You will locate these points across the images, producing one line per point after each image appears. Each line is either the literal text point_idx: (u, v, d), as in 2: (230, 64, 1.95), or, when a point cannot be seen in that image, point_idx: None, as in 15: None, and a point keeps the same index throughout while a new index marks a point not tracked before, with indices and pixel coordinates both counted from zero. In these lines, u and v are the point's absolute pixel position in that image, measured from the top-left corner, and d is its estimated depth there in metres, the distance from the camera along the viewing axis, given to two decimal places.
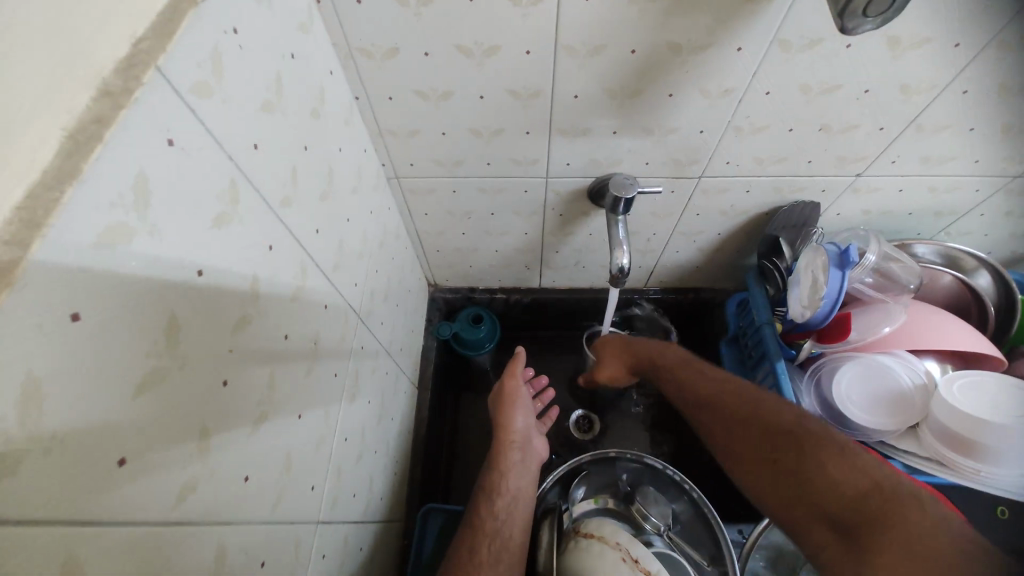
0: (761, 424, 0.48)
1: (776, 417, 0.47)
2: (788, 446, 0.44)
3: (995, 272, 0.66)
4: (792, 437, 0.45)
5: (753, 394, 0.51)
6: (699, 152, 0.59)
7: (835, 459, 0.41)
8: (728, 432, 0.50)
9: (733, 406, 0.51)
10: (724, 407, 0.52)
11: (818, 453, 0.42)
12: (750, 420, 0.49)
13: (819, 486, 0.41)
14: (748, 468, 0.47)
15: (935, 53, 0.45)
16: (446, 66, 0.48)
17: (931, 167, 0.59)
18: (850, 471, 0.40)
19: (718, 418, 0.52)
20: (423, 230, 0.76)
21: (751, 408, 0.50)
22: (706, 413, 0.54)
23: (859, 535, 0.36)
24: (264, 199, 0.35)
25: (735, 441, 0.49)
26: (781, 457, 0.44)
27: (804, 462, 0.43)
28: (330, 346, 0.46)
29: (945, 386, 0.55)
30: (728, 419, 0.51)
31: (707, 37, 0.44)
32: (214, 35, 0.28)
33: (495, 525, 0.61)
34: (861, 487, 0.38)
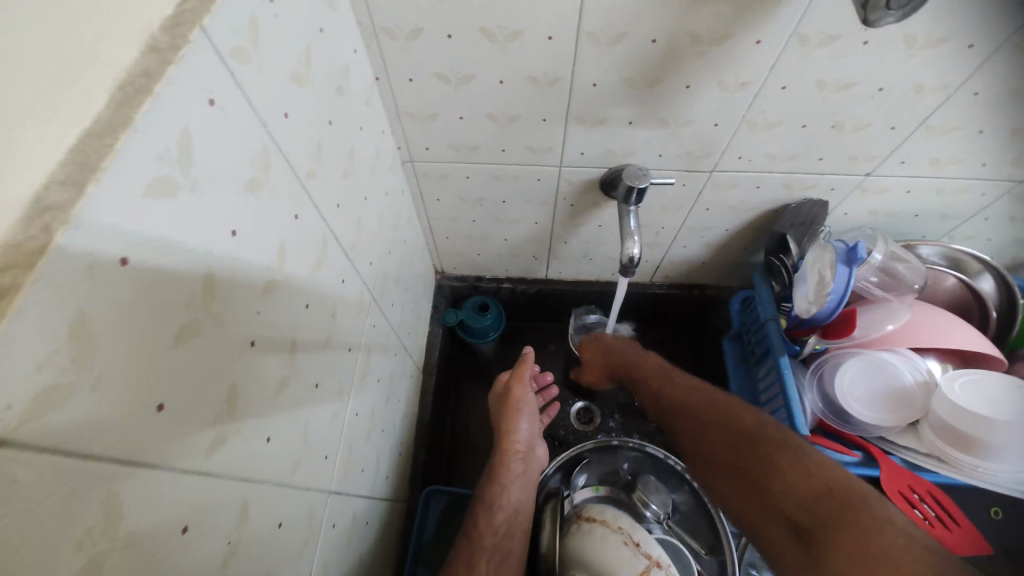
0: (732, 433, 0.53)
1: (745, 427, 0.53)
2: (752, 453, 0.50)
3: (998, 276, 0.67)
4: (756, 445, 0.50)
5: (726, 405, 0.56)
6: (713, 146, 0.59)
7: (792, 464, 0.46)
8: (705, 442, 0.56)
9: (709, 418, 0.57)
10: (701, 420, 0.57)
11: (779, 458, 0.48)
12: (722, 429, 0.54)
13: (778, 489, 0.46)
14: (722, 473, 0.53)
15: (951, 52, 0.46)
16: (468, 49, 0.49)
17: (940, 169, 0.60)
18: (805, 474, 0.45)
19: (696, 429, 0.58)
20: (434, 216, 0.76)
21: (723, 421, 0.55)
22: (685, 423, 0.59)
23: (809, 534, 0.42)
24: (293, 169, 0.35)
25: (710, 449, 0.55)
26: (748, 464, 0.50)
27: (766, 468, 0.48)
28: (346, 321, 0.46)
29: (947, 383, 0.56)
30: (704, 430, 0.56)
31: (727, 29, 0.45)
32: (253, 3, 0.29)
33: (495, 541, 0.62)
34: (814, 489, 0.44)
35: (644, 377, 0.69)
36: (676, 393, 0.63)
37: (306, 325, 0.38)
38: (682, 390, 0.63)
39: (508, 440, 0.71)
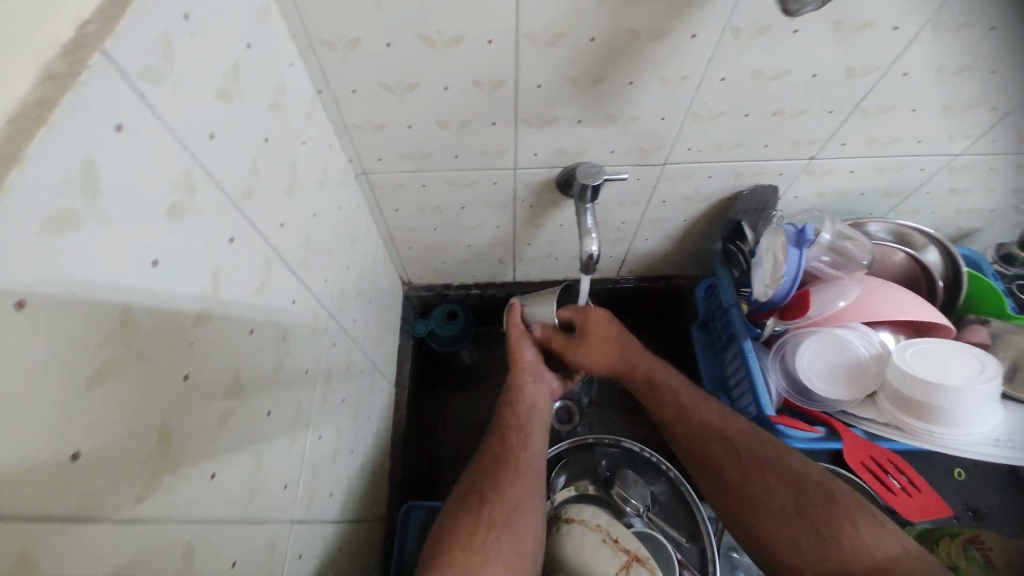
0: (790, 479, 0.52)
1: (806, 475, 0.53)
2: (820, 506, 0.50)
3: (943, 247, 0.69)
4: (824, 499, 0.50)
5: (777, 446, 0.56)
6: (662, 140, 0.60)
7: (868, 525, 0.47)
8: (756, 485, 0.54)
9: (756, 456, 0.55)
10: (752, 461, 0.55)
11: (855, 517, 0.48)
12: (780, 472, 0.53)
13: (849, 545, 0.47)
14: (771, 519, 0.51)
15: (878, 37, 0.47)
16: (410, 56, 0.48)
17: (879, 148, 0.62)
18: (879, 533, 0.47)
19: (744, 464, 0.55)
20: (394, 226, 0.75)
21: (779, 463, 0.54)
22: (730, 457, 0.56)
23: None
24: (225, 192, 0.34)
25: (764, 492, 0.53)
26: (813, 516, 0.49)
27: (838, 522, 0.48)
28: (301, 341, 0.45)
29: (899, 352, 0.58)
30: (759, 469, 0.54)
31: (663, 24, 0.45)
32: (164, 21, 0.28)
33: (519, 432, 0.63)
34: (893, 550, 0.45)
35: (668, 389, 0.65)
36: (719, 423, 0.60)
37: (251, 352, 0.36)
38: (720, 418, 0.60)
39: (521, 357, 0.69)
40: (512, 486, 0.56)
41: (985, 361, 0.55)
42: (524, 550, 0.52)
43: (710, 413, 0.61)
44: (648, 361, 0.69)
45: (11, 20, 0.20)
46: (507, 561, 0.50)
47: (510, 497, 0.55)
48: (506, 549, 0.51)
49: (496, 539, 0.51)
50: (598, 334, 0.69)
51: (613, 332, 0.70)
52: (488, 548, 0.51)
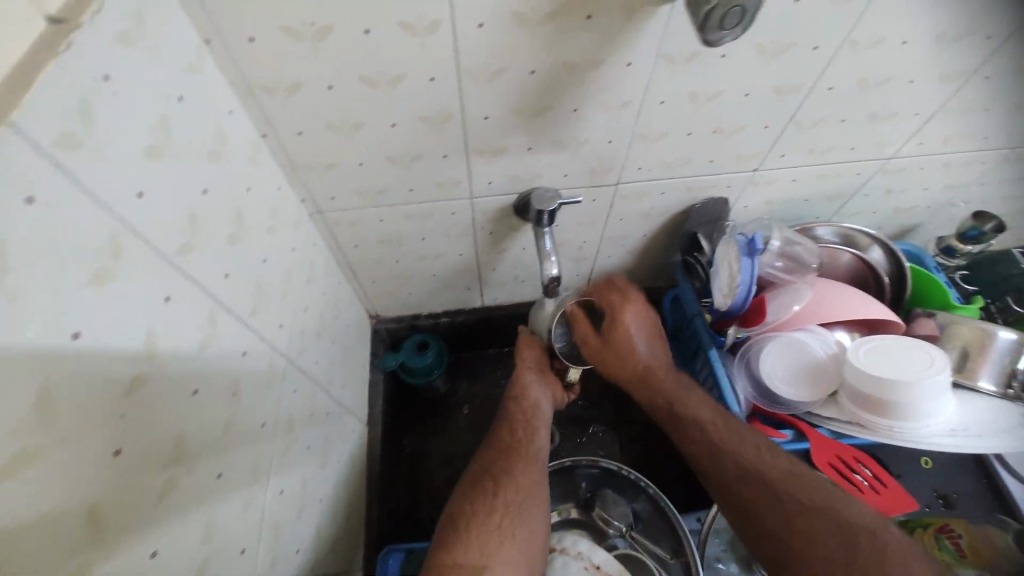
0: (823, 510, 0.50)
1: (853, 520, 0.49)
2: (870, 554, 0.46)
3: (885, 246, 0.72)
4: (875, 547, 0.46)
5: (816, 487, 0.52)
6: (611, 161, 0.62)
7: (907, 556, 0.45)
8: (797, 531, 0.50)
9: (786, 483, 0.53)
10: (793, 507, 0.51)
11: (891, 549, 0.46)
12: (823, 518, 0.50)
13: None
14: (816, 567, 0.48)
15: (800, 57, 0.50)
16: (353, 97, 0.48)
17: (816, 157, 0.65)
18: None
19: (777, 490, 0.52)
20: (355, 262, 0.74)
21: (822, 509, 0.50)
22: (764, 498, 0.53)
23: None
24: (158, 251, 0.33)
25: (806, 538, 0.49)
26: (862, 564, 0.46)
27: (878, 557, 0.46)
28: (255, 393, 0.44)
29: (854, 351, 0.59)
30: (801, 515, 0.51)
31: (599, 54, 0.47)
32: (81, 84, 0.27)
33: (527, 427, 0.65)
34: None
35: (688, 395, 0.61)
36: (752, 462, 0.55)
37: (193, 416, 0.35)
38: (754, 453, 0.56)
39: (528, 357, 0.70)
40: (523, 478, 0.59)
41: (933, 352, 0.57)
42: (533, 544, 0.55)
43: (743, 450, 0.56)
44: (668, 382, 0.63)
45: (11, 20, 0.22)
46: (518, 549, 0.53)
47: (520, 486, 0.58)
48: (517, 539, 0.53)
49: (510, 529, 0.54)
50: (629, 339, 0.62)
51: (646, 333, 0.64)
52: (500, 533, 0.54)
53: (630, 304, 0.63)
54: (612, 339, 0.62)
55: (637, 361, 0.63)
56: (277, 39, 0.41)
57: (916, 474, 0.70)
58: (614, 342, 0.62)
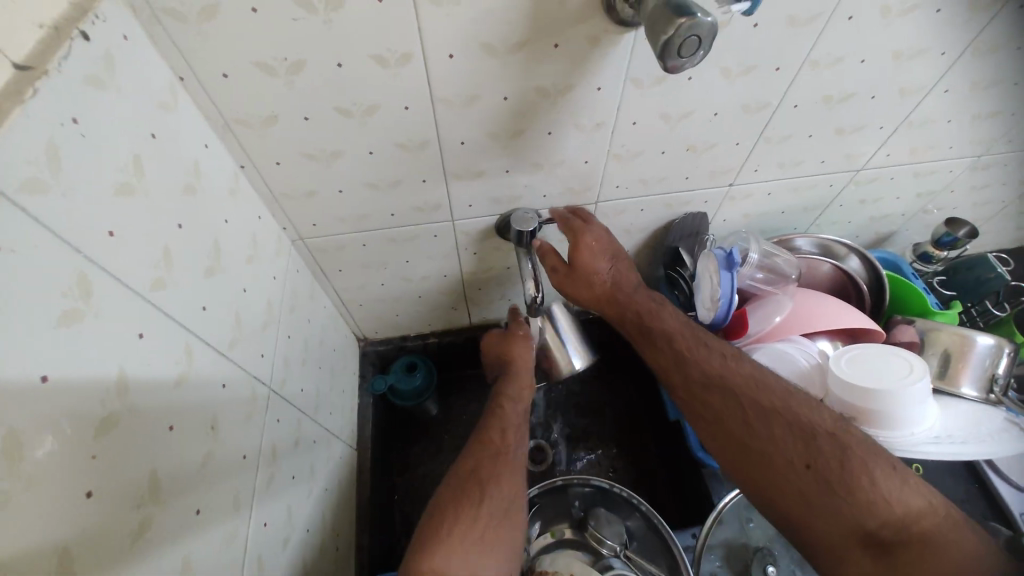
0: (795, 427, 0.48)
1: (815, 423, 0.47)
2: (831, 460, 0.45)
3: (862, 256, 0.74)
4: (836, 450, 0.45)
5: (779, 391, 0.51)
6: (589, 180, 0.63)
7: (884, 472, 0.43)
8: (760, 437, 0.49)
9: (756, 400, 0.51)
10: (756, 412, 0.50)
11: (869, 465, 0.43)
12: (786, 422, 0.48)
13: (862, 499, 0.42)
14: (777, 471, 0.48)
15: (763, 76, 0.52)
16: (329, 127, 0.49)
17: (789, 170, 0.66)
18: (900, 487, 0.42)
19: (746, 409, 0.51)
20: (340, 286, 0.74)
21: (784, 412, 0.49)
22: (728, 409, 0.52)
23: (894, 545, 0.40)
24: (131, 287, 0.33)
25: (768, 443, 0.49)
26: (823, 469, 0.45)
27: (851, 473, 0.43)
28: (235, 424, 0.43)
29: (835, 362, 0.60)
30: (762, 420, 0.50)
31: (568, 80, 0.48)
32: (47, 128, 0.27)
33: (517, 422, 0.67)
34: (915, 507, 0.41)
35: (665, 329, 0.61)
36: (717, 374, 0.55)
37: (166, 454, 0.34)
38: (719, 366, 0.55)
39: (519, 358, 0.72)
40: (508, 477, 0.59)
41: (911, 359, 0.58)
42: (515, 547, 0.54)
43: (710, 363, 0.56)
44: (637, 298, 0.65)
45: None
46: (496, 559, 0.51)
47: (507, 487, 0.58)
48: (503, 539, 0.53)
49: (491, 521, 0.53)
50: (588, 260, 0.63)
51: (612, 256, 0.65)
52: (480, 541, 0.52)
53: (591, 225, 0.63)
54: (575, 264, 0.65)
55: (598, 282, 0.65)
56: (251, 74, 0.42)
57: None
58: (578, 265, 0.65)
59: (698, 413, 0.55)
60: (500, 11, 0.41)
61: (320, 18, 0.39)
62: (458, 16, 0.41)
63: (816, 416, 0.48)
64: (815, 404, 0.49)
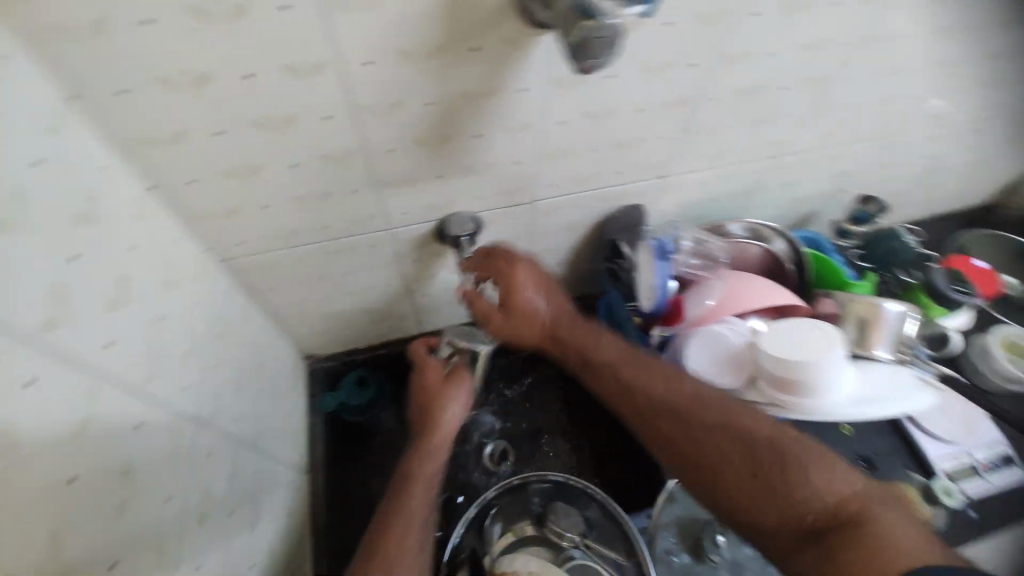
0: (738, 436, 0.53)
1: (755, 431, 0.53)
2: (773, 465, 0.51)
3: (788, 238, 0.77)
4: (776, 455, 0.51)
5: (721, 406, 0.56)
6: (524, 181, 0.63)
7: (815, 467, 0.50)
8: (708, 453, 0.54)
9: (702, 417, 0.56)
10: (702, 428, 0.55)
11: (802, 461, 0.50)
12: (730, 436, 0.53)
13: (800, 494, 0.49)
14: (728, 483, 0.52)
15: (682, 72, 0.53)
16: (242, 141, 0.46)
17: (715, 159, 0.69)
18: (831, 477, 0.49)
19: (693, 426, 0.56)
20: (278, 305, 0.70)
21: (728, 425, 0.54)
22: (678, 429, 0.56)
23: (832, 531, 0.46)
24: (11, 332, 0.31)
25: (716, 456, 0.53)
26: (766, 475, 0.51)
27: (789, 471, 0.50)
28: (151, 469, 0.42)
29: (763, 338, 0.63)
30: (710, 436, 0.54)
31: (491, 82, 0.48)
32: None
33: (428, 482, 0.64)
34: (844, 496, 0.48)
35: (605, 361, 0.63)
36: (662, 396, 0.58)
37: (66, 509, 0.34)
38: (663, 386, 0.59)
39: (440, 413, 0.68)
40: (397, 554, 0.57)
41: (828, 330, 0.62)
42: None
43: (655, 387, 0.59)
44: (575, 333, 0.66)
45: None
46: None
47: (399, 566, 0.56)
48: None
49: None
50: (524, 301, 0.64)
51: (543, 291, 0.66)
52: None
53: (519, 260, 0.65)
54: (509, 303, 0.65)
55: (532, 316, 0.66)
56: (148, 91, 0.39)
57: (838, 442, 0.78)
58: (513, 306, 0.65)
59: (649, 438, 0.59)
60: (413, 17, 0.40)
61: (218, 30, 0.37)
62: (369, 23, 0.40)
63: (755, 424, 0.54)
64: (760, 416, 0.55)
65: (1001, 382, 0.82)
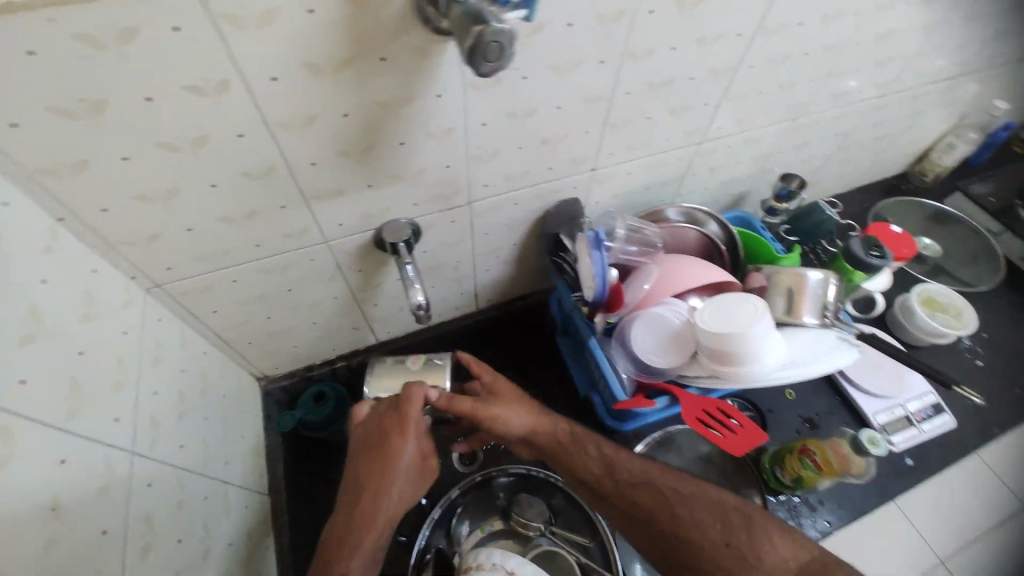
0: (710, 506, 0.59)
1: (724, 501, 0.60)
2: (742, 531, 0.57)
3: (719, 219, 0.83)
4: (745, 522, 0.58)
5: (692, 478, 0.63)
6: (455, 184, 0.64)
7: (777, 533, 0.57)
8: (687, 524, 0.58)
9: (678, 489, 0.61)
10: (679, 500, 0.60)
11: (767, 529, 0.57)
12: (704, 507, 0.59)
13: (767, 559, 0.55)
14: (706, 552, 0.57)
15: (592, 69, 0.56)
16: (153, 165, 0.45)
17: (639, 149, 0.72)
18: (790, 543, 0.56)
19: (672, 497, 0.60)
20: (221, 329, 0.68)
21: (701, 496, 0.60)
22: (660, 501, 0.60)
23: None
24: None
25: (694, 527, 0.58)
26: (738, 542, 0.56)
27: (758, 537, 0.57)
28: (80, 506, 0.41)
29: (700, 316, 0.67)
30: (687, 509, 0.59)
31: (405, 91, 0.49)
32: None
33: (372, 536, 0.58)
34: (804, 560, 0.55)
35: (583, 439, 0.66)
36: (644, 469, 0.63)
37: None
38: (644, 463, 0.64)
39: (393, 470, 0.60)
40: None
41: (757, 304, 0.66)
42: None
43: (633, 461, 0.64)
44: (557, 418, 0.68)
45: None
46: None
47: None
48: None
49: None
50: (507, 393, 0.69)
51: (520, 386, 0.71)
52: None
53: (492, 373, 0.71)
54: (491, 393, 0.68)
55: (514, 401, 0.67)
56: (41, 121, 0.39)
57: (784, 406, 0.83)
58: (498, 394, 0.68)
59: (626, 511, 0.61)
60: (314, 30, 0.41)
61: (110, 56, 0.37)
62: (270, 39, 0.40)
63: (723, 495, 0.61)
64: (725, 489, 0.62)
65: (923, 335, 0.88)
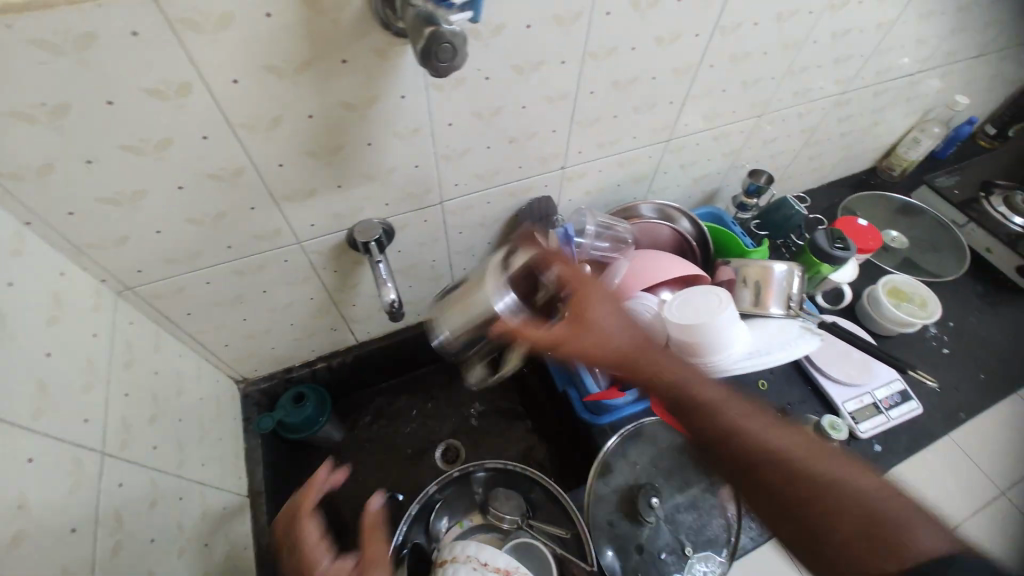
0: (848, 490, 0.44)
1: (903, 517, 0.41)
2: (901, 533, 0.40)
3: (690, 216, 0.84)
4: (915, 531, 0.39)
5: (831, 457, 0.48)
6: (426, 183, 0.65)
7: None
8: (805, 497, 0.45)
9: (804, 461, 0.47)
10: (803, 469, 0.47)
11: None
12: (841, 487, 0.45)
13: None
14: (826, 534, 0.42)
15: (553, 68, 0.57)
16: (120, 168, 0.46)
17: (608, 148, 0.74)
18: None
19: (791, 466, 0.47)
20: (197, 332, 0.69)
21: (841, 480, 0.45)
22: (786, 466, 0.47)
23: None
24: None
25: (813, 502, 0.44)
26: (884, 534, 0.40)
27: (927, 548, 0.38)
28: (46, 505, 0.42)
29: (668, 310, 0.68)
30: (811, 481, 0.46)
31: (369, 92, 0.50)
32: None
33: None
34: None
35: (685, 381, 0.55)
36: (773, 439, 0.50)
37: None
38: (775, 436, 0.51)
39: None
40: None
41: (722, 295, 0.67)
42: None
43: (749, 416, 0.52)
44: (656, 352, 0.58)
45: None
46: None
47: None
48: None
49: None
50: (598, 322, 0.58)
51: (602, 328, 0.58)
52: None
53: (581, 286, 0.60)
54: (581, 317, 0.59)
55: (600, 334, 0.58)
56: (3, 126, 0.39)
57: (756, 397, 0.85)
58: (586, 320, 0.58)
59: (728, 465, 0.50)
60: (272, 32, 0.42)
61: (69, 61, 0.38)
62: (228, 41, 0.41)
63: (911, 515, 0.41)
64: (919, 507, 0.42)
65: (888, 324, 0.91)
